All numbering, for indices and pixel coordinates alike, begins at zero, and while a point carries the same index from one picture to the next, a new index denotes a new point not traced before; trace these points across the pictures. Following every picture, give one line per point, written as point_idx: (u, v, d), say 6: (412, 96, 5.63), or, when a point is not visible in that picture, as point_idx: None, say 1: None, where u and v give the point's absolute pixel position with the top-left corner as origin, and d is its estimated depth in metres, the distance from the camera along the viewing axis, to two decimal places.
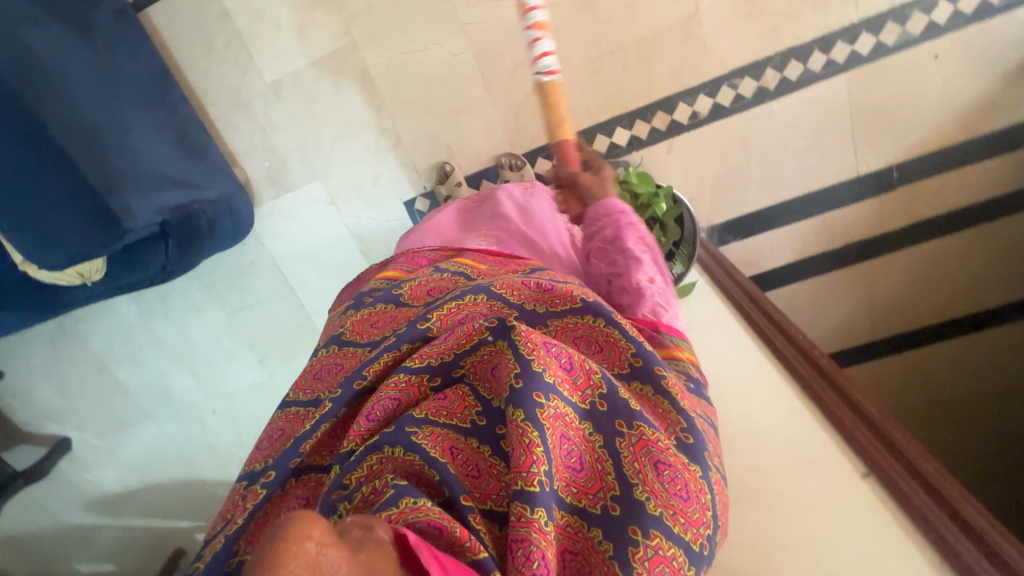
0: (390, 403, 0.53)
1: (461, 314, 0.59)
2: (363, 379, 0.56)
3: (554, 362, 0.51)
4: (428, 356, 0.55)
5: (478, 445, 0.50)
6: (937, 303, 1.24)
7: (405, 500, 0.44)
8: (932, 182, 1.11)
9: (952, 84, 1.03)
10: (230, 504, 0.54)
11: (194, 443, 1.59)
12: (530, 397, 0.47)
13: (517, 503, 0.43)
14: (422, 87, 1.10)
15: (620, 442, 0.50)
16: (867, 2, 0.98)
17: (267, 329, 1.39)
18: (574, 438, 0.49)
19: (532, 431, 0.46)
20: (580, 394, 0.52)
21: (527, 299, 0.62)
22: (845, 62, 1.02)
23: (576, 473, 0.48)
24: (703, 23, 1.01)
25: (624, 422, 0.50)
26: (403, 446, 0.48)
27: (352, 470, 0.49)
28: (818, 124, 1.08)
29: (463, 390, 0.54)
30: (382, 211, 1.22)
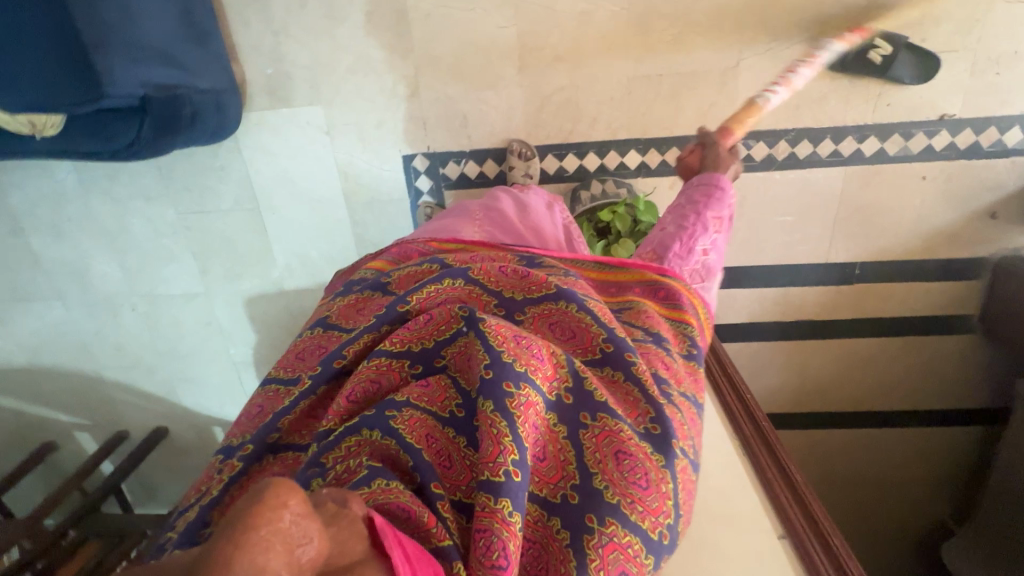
0: (370, 386, 0.55)
1: (439, 298, 0.63)
2: (343, 359, 0.59)
3: (528, 354, 0.53)
4: (405, 341, 0.58)
5: (455, 435, 0.51)
6: (856, 394, 1.35)
7: (379, 481, 0.46)
8: (885, 288, 1.21)
9: (930, 205, 1.12)
10: (206, 478, 0.56)
11: (100, 337, 1.46)
12: (501, 386, 0.49)
13: (482, 493, 0.44)
14: (456, 47, 1.06)
15: (585, 436, 0.51)
16: (885, 109, 1.04)
17: (217, 241, 1.30)
18: (539, 430, 0.51)
19: (500, 421, 0.47)
20: (550, 385, 0.53)
21: (504, 285, 0.66)
22: (848, 157, 1.09)
23: (540, 462, 0.50)
24: (740, 78, 1.04)
25: (589, 415, 0.52)
26: (381, 430, 0.49)
27: (329, 450, 0.50)
28: (808, 205, 1.14)
29: (447, 381, 0.55)
30: (377, 157, 1.17)
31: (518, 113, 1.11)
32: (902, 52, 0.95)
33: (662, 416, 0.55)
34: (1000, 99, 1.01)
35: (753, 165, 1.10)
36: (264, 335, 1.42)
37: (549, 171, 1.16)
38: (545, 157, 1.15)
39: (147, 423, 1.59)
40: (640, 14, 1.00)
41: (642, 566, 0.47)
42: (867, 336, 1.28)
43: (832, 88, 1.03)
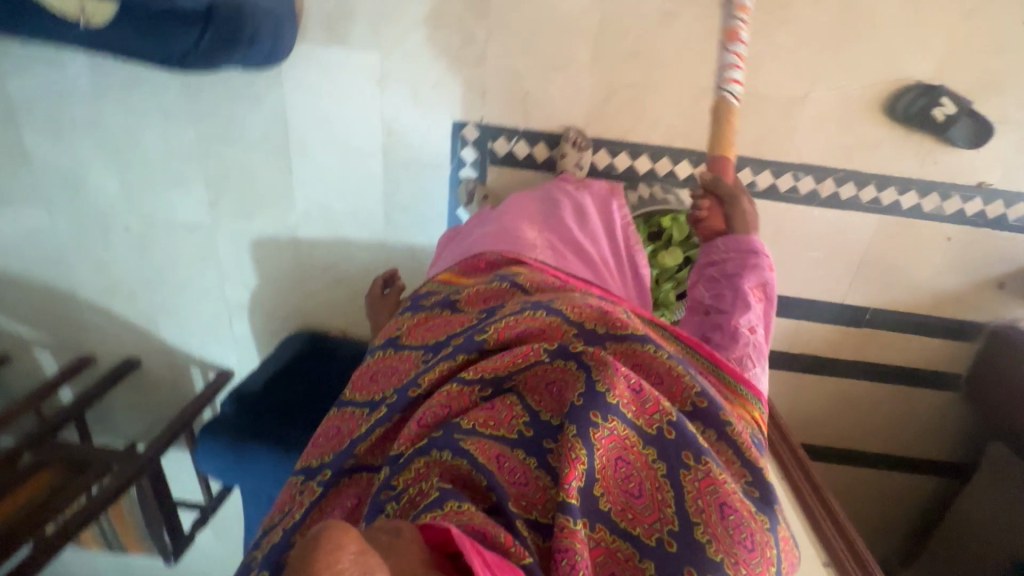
0: (441, 411, 0.52)
1: (518, 329, 0.57)
2: (417, 386, 0.55)
3: (621, 383, 0.52)
4: (480, 371, 0.54)
5: (524, 457, 0.49)
6: (842, 431, 1.41)
7: (449, 505, 0.43)
8: (888, 336, 1.27)
9: (948, 266, 1.17)
10: (288, 498, 0.56)
11: (82, 253, 1.35)
12: (587, 416, 0.48)
13: (561, 514, 0.44)
14: (533, 21, 1.02)
15: (684, 477, 0.50)
16: (932, 167, 1.07)
17: (236, 173, 1.22)
18: (631, 463, 0.51)
19: (580, 447, 0.47)
20: (647, 418, 0.52)
21: (586, 317, 0.59)
22: (886, 207, 1.12)
23: (633, 498, 0.49)
24: (804, 110, 1.05)
25: (692, 455, 0.51)
26: (451, 450, 0.48)
27: (399, 472, 0.49)
28: (838, 246, 1.18)
29: (512, 400, 0.53)
30: (427, 119, 1.13)
31: (580, 102, 1.08)
32: (964, 116, 1.00)
33: (760, 477, 0.55)
34: None
35: (796, 198, 1.13)
36: (265, 281, 1.35)
37: (598, 166, 1.15)
38: (598, 151, 1.13)
39: (118, 351, 1.49)
40: None
41: None
42: (862, 379, 1.33)
43: (889, 137, 1.05)
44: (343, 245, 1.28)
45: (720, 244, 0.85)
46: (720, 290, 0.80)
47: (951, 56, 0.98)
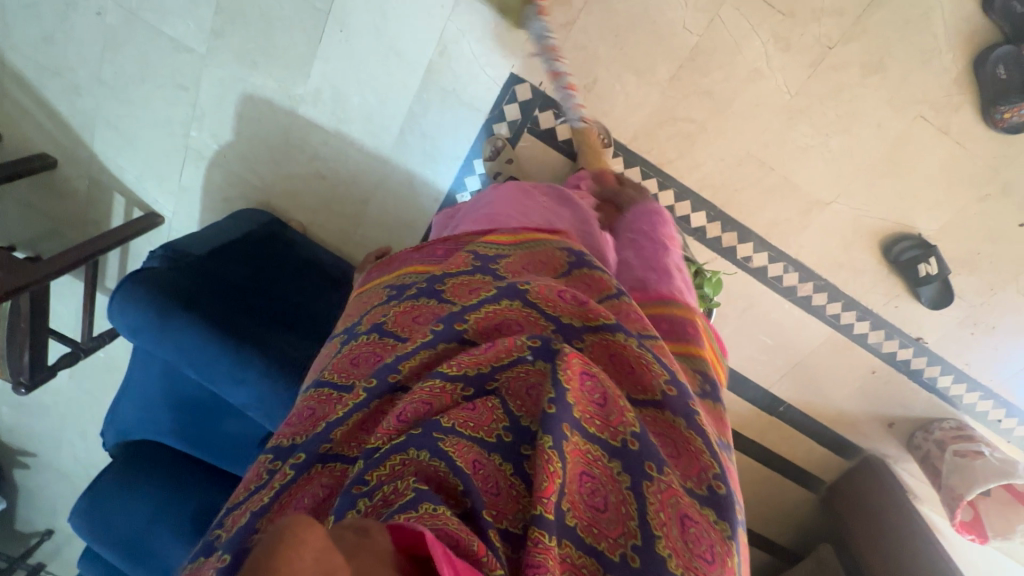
0: (425, 407, 0.48)
1: (497, 321, 0.55)
2: (397, 373, 0.51)
3: (586, 393, 0.48)
4: (464, 366, 0.50)
5: (501, 462, 0.46)
6: None
7: (426, 505, 0.39)
8: (787, 432, 1.40)
9: (860, 393, 1.31)
10: (257, 479, 0.49)
11: (30, 13, 1.12)
12: (559, 426, 0.45)
13: (533, 527, 0.40)
14: (632, 13, 0.98)
15: (646, 489, 0.45)
16: (891, 309, 1.18)
17: (256, 13, 1.06)
18: (595, 476, 0.46)
19: (556, 460, 0.43)
20: (610, 430, 0.48)
21: (561, 310, 0.57)
22: (841, 324, 1.22)
23: (597, 512, 0.44)
24: (820, 214, 1.11)
25: (654, 465, 0.46)
26: (429, 452, 0.44)
27: (372, 468, 0.44)
28: (788, 341, 1.27)
29: (493, 402, 0.49)
30: (486, 57, 1.05)
31: (637, 113, 1.06)
32: (937, 280, 1.09)
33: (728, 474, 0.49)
34: (962, 357, 1.20)
35: (776, 287, 1.19)
36: (242, 140, 1.20)
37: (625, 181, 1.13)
38: (615, 156, 1.10)
39: (32, 142, 1.27)
40: (795, 109, 1.01)
41: None
42: (749, 457, 1.47)
43: (873, 269, 1.14)
44: (341, 143, 1.18)
45: (636, 212, 0.92)
46: (638, 245, 0.86)
47: (953, 225, 1.07)
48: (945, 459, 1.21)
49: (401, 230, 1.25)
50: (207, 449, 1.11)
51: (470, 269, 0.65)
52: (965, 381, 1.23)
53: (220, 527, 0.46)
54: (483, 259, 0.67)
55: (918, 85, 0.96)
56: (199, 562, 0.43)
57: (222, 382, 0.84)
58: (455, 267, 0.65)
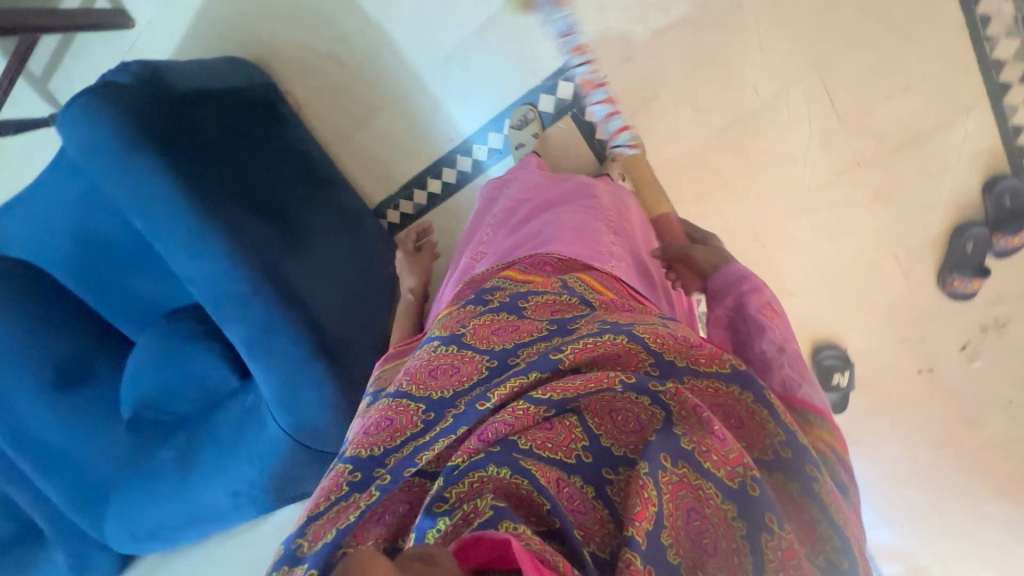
0: (505, 425, 0.51)
1: (594, 354, 0.55)
2: (486, 401, 0.53)
3: (703, 428, 0.50)
4: (552, 391, 0.52)
5: (582, 484, 0.50)
6: None
7: (506, 523, 0.44)
8: None
9: None
10: (333, 489, 0.51)
11: None
12: (656, 457, 0.49)
13: (625, 550, 0.43)
14: (715, 52, 0.98)
15: (765, 542, 0.46)
16: None
17: None
18: (707, 516, 0.48)
19: (650, 487, 0.47)
20: (728, 470, 0.49)
21: (668, 346, 0.56)
22: None
23: (706, 554, 0.47)
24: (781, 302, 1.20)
25: (774, 518, 0.47)
26: (511, 470, 0.48)
27: (454, 484, 0.48)
28: None
29: (572, 421, 0.53)
30: (565, 26, 1.01)
31: (677, 147, 1.06)
32: (840, 392, 1.22)
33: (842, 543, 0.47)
34: None
35: None
36: None
37: None
38: None
39: None
40: (806, 204, 1.08)
41: None
42: None
43: None
44: (378, 38, 1.07)
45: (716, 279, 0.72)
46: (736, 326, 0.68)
47: (874, 352, 1.22)
48: None
49: (401, 154, 1.16)
50: (109, 299, 1.01)
51: (556, 291, 0.68)
52: None
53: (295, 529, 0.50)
54: (575, 288, 0.68)
55: (904, 227, 1.07)
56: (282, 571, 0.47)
57: (173, 249, 0.75)
58: (543, 289, 0.68)
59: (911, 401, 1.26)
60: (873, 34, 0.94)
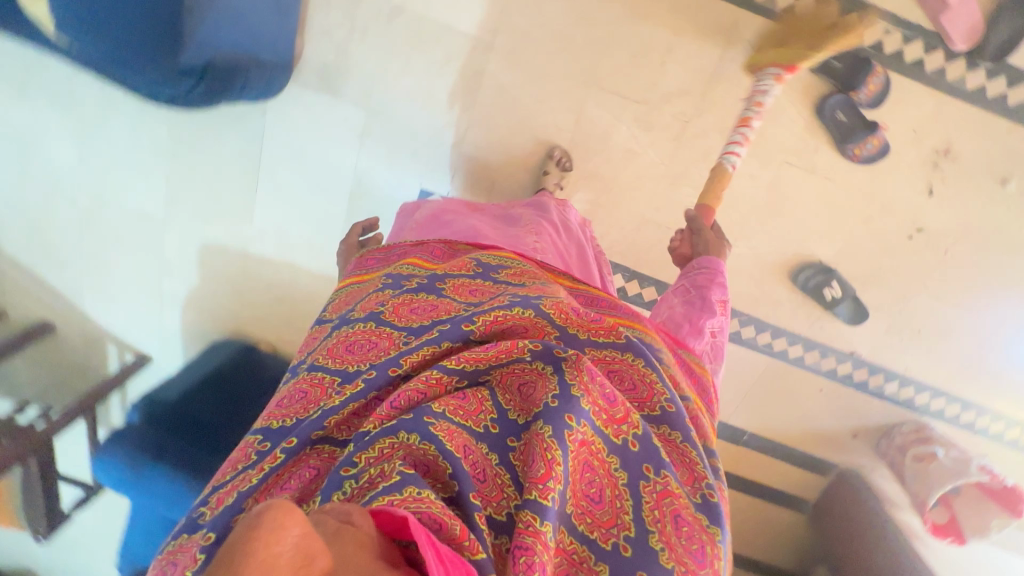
0: (419, 395, 0.54)
1: (507, 324, 0.62)
2: (398, 368, 0.57)
3: (596, 391, 0.56)
4: (464, 360, 0.57)
5: (487, 452, 0.52)
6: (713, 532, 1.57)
7: (410, 489, 0.43)
8: (760, 460, 1.43)
9: (818, 411, 1.36)
10: (242, 460, 0.52)
11: (17, 209, 1.33)
12: (562, 418, 0.52)
13: (528, 511, 0.46)
14: (512, 121, 1.13)
15: (644, 488, 0.54)
16: (816, 330, 1.25)
17: (197, 178, 1.23)
18: (595, 469, 0.54)
19: (555, 448, 0.50)
20: (614, 427, 0.56)
21: (572, 321, 0.65)
22: (776, 352, 1.28)
23: (593, 504, 0.52)
24: (725, 261, 1.20)
25: (652, 467, 0.55)
26: (420, 436, 0.48)
27: (364, 450, 0.48)
28: (731, 375, 1.33)
29: (483, 395, 0.56)
30: (398, 180, 1.21)
31: None
32: (846, 300, 1.18)
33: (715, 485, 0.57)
34: (902, 362, 1.26)
35: None
36: (209, 279, 1.37)
37: None
38: None
39: (33, 312, 1.47)
40: (676, 174, 1.13)
41: None
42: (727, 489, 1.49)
43: (787, 297, 1.22)
44: (294, 269, 1.34)
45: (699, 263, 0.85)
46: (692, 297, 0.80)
47: (847, 250, 1.16)
48: (906, 465, 1.26)
49: None
50: None
51: (472, 274, 0.76)
52: (912, 385, 1.28)
53: (205, 505, 0.49)
54: (489, 270, 0.77)
55: (776, 134, 1.07)
56: (181, 541, 0.47)
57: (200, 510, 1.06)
58: (458, 272, 0.76)
59: (926, 266, 1.15)
60: (614, 29, 1.03)
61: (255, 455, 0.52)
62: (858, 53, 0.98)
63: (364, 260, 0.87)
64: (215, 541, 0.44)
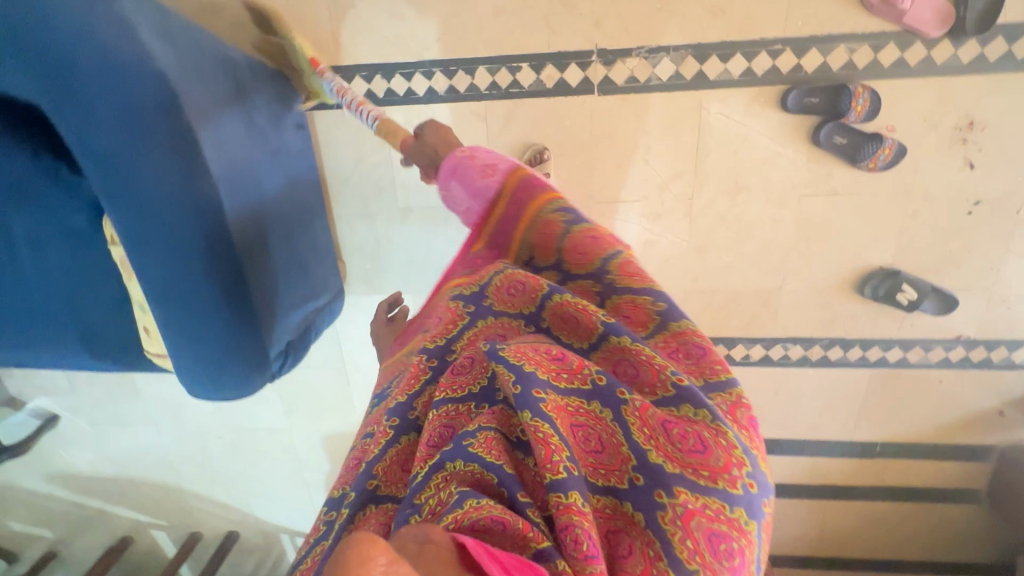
0: (449, 430, 0.57)
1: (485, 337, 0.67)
2: (415, 409, 0.62)
3: (533, 353, 0.57)
4: (464, 387, 0.61)
5: (520, 455, 0.54)
6: (880, 546, 1.49)
7: (470, 501, 0.48)
8: (905, 464, 1.35)
9: (948, 401, 1.26)
10: (316, 530, 0.60)
11: (184, 456, 1.63)
12: (532, 394, 0.53)
13: (552, 493, 0.49)
14: None
15: (627, 413, 0.55)
16: (908, 328, 1.19)
17: (303, 389, 1.46)
18: (583, 422, 0.55)
19: (542, 424, 0.52)
20: (579, 377, 0.57)
21: (519, 305, 0.68)
22: (874, 361, 1.24)
23: (598, 454, 0.54)
24: (782, 298, 1.20)
25: (624, 390, 0.56)
26: (462, 457, 0.53)
27: (420, 489, 0.52)
28: (836, 395, 1.30)
29: (502, 409, 0.57)
30: None
31: None
32: (926, 298, 1.12)
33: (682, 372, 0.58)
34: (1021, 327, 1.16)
35: (786, 362, 1.27)
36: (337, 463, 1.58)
37: None
38: None
39: (220, 527, 1.77)
40: (699, 244, 1.17)
41: (733, 522, 0.51)
42: (885, 503, 1.41)
43: (862, 309, 1.18)
44: None
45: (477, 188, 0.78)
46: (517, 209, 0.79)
47: (906, 247, 1.11)
48: None
49: None
50: None
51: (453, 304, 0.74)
52: None
53: None
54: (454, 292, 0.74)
55: (782, 177, 1.08)
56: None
57: None
58: (451, 327, 0.69)
59: (1001, 233, 1.08)
60: (591, 150, 1.11)
61: (325, 523, 0.60)
62: (828, 82, 0.99)
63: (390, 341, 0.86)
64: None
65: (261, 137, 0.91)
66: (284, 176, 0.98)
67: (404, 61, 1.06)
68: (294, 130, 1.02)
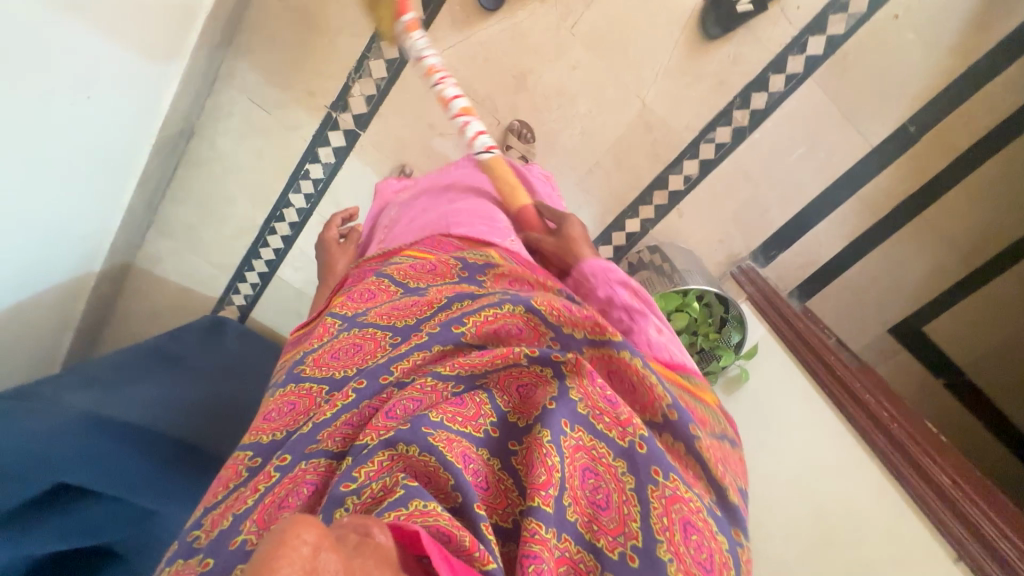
0: (416, 403, 0.48)
1: (496, 326, 0.54)
2: (389, 374, 0.53)
3: (598, 394, 0.49)
4: (458, 367, 0.51)
5: (489, 457, 0.47)
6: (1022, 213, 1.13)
7: (415, 502, 0.39)
8: (961, 115, 1.06)
9: (931, 24, 1.00)
10: (234, 477, 0.49)
11: None
12: (558, 421, 0.46)
13: (530, 517, 0.40)
14: None
15: (652, 492, 0.45)
16: (797, 15, 1.00)
17: None
18: (599, 473, 0.46)
19: (555, 455, 0.44)
20: (619, 430, 0.48)
21: (568, 321, 0.54)
22: (805, 69, 1.04)
23: (599, 509, 0.45)
24: (655, 109, 1.08)
25: (659, 470, 0.46)
26: (419, 445, 0.43)
27: (364, 462, 0.42)
28: (810, 126, 1.09)
29: (481, 397, 0.49)
30: None
31: None
32: None
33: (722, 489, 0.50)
34: None
35: (728, 149, 1.11)
36: None
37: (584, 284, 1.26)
38: None
39: None
40: (546, 142, 1.13)
41: None
42: (978, 169, 1.10)
43: (735, 45, 1.03)
44: None
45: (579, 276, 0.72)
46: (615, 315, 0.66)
47: None
48: None
49: None
50: None
51: (456, 281, 0.67)
52: None
53: (197, 527, 0.45)
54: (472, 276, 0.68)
55: (544, 32, 1.04)
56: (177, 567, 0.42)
57: None
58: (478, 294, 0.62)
59: None
60: (402, 166, 1.16)
61: (245, 470, 0.49)
62: None
63: (348, 274, 0.79)
64: (214, 560, 0.39)
65: (193, 361, 1.13)
66: (232, 364, 1.19)
67: (255, 236, 1.28)
68: (232, 338, 1.26)
